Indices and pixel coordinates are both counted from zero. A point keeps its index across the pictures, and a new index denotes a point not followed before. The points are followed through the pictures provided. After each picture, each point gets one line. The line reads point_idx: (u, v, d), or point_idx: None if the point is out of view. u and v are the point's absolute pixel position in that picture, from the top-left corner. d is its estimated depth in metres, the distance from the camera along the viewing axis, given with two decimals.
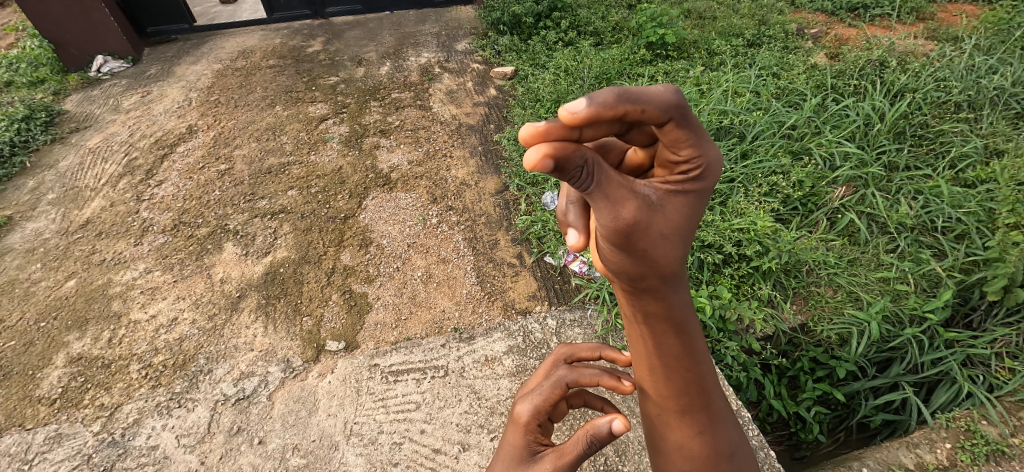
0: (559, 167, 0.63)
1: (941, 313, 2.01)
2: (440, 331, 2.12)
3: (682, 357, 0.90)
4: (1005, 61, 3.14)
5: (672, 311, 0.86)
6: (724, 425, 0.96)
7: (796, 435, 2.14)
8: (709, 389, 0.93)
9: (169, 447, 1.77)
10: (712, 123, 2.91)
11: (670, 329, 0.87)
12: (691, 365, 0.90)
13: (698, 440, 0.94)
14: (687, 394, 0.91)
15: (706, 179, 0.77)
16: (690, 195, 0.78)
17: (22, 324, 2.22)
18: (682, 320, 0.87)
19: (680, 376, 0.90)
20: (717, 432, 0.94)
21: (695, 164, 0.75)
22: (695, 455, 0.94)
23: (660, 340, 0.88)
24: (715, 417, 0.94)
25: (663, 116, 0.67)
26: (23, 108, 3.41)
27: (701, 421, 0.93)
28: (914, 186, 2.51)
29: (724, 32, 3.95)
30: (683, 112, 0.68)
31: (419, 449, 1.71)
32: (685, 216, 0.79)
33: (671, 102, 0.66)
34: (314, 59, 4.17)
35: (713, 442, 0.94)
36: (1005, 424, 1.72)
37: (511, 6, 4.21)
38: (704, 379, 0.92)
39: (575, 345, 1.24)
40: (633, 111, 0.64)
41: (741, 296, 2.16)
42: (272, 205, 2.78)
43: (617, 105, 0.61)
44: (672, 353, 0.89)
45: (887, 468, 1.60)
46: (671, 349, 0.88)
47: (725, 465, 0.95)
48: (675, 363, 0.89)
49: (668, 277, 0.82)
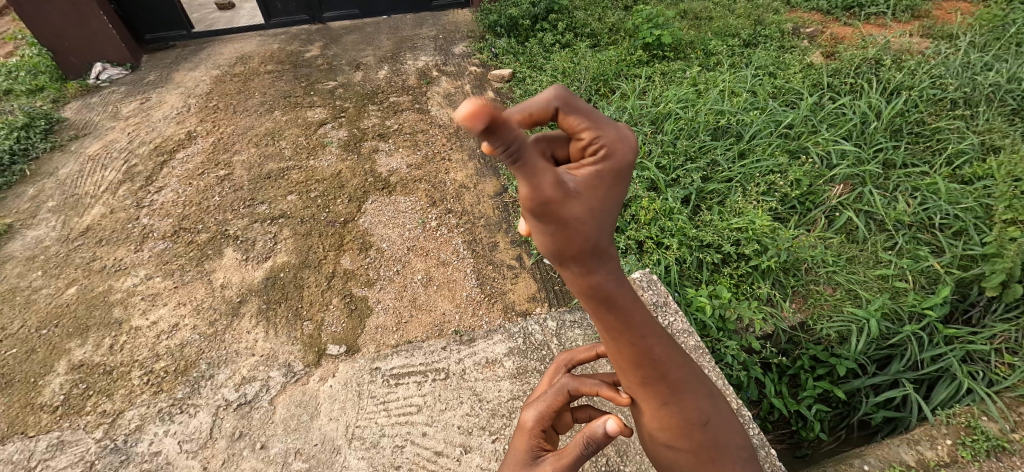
0: (485, 137, 0.58)
1: (939, 309, 2.02)
2: (440, 333, 2.13)
3: (627, 331, 0.85)
4: (1000, 58, 3.16)
5: (601, 290, 0.79)
6: (691, 395, 0.94)
7: (797, 434, 2.14)
8: (663, 360, 0.90)
9: (170, 453, 1.76)
10: (708, 124, 2.93)
11: (605, 307, 0.81)
12: (639, 340, 0.87)
13: (664, 411, 0.94)
14: (641, 368, 0.90)
15: (615, 159, 0.70)
16: (605, 176, 0.69)
17: (24, 332, 2.22)
18: (614, 297, 0.80)
19: (629, 352, 0.88)
20: (682, 402, 0.94)
21: (599, 142, 0.69)
22: (667, 425, 0.95)
23: (604, 320, 0.84)
24: (677, 388, 0.93)
25: (547, 108, 0.68)
26: (22, 116, 3.42)
27: (663, 395, 0.93)
28: (910, 183, 2.53)
29: (720, 33, 3.97)
30: (567, 100, 0.69)
31: (420, 452, 1.71)
32: (608, 196, 0.70)
33: (554, 93, 0.68)
34: (312, 64, 4.18)
35: (681, 412, 0.94)
36: (1006, 420, 1.72)
37: (508, 10, 4.24)
38: (656, 351, 0.89)
39: (576, 349, 1.27)
40: (525, 114, 0.66)
41: (741, 295, 2.17)
42: (272, 210, 2.78)
43: (514, 108, 0.63)
44: (615, 331, 0.85)
45: (888, 465, 1.61)
46: (613, 325, 0.84)
47: (699, 434, 0.95)
48: (621, 341, 0.86)
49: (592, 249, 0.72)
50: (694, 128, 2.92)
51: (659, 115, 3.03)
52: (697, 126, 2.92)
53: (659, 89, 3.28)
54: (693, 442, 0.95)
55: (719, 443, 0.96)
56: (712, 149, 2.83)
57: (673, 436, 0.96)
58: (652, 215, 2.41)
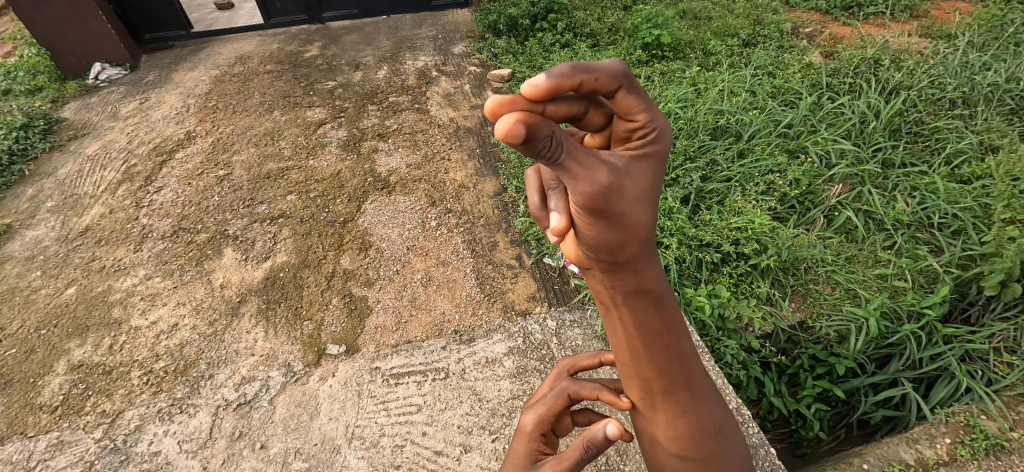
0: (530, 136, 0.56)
1: (938, 308, 2.02)
2: (440, 333, 2.13)
3: (663, 333, 0.86)
4: (998, 58, 3.17)
5: (650, 284, 0.82)
6: (707, 403, 0.95)
7: (796, 433, 2.15)
8: (689, 365, 0.91)
9: (170, 453, 1.76)
10: (708, 124, 2.93)
11: (652, 301, 0.83)
12: (673, 342, 0.87)
13: (679, 420, 0.92)
14: (669, 372, 0.89)
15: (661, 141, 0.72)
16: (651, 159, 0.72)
17: (23, 332, 2.22)
18: (661, 292, 0.84)
19: (663, 354, 0.87)
20: (698, 410, 0.93)
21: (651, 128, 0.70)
22: (677, 436, 0.94)
23: (643, 318, 0.84)
24: (698, 395, 0.93)
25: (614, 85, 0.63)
26: (21, 116, 3.41)
27: (684, 402, 0.92)
28: (909, 183, 2.54)
29: (718, 33, 3.98)
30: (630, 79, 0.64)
31: (420, 452, 1.71)
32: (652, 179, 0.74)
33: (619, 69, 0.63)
34: (311, 64, 4.18)
35: (696, 420, 0.93)
36: (1004, 419, 1.73)
37: (507, 9, 4.24)
38: (686, 355, 0.90)
39: (579, 355, 1.27)
40: (588, 81, 0.60)
41: (740, 295, 2.18)
42: (272, 210, 2.78)
43: (574, 74, 0.59)
44: (654, 330, 0.85)
45: (888, 464, 1.62)
46: (649, 324, 0.84)
47: (710, 443, 0.95)
48: (656, 342, 0.86)
49: (640, 241, 0.77)
50: (693, 128, 2.92)
51: None
52: (696, 125, 2.92)
53: (658, 89, 3.29)
54: (702, 452, 0.94)
55: (727, 454, 0.97)
56: (711, 149, 2.83)
57: (684, 446, 0.94)
58: None
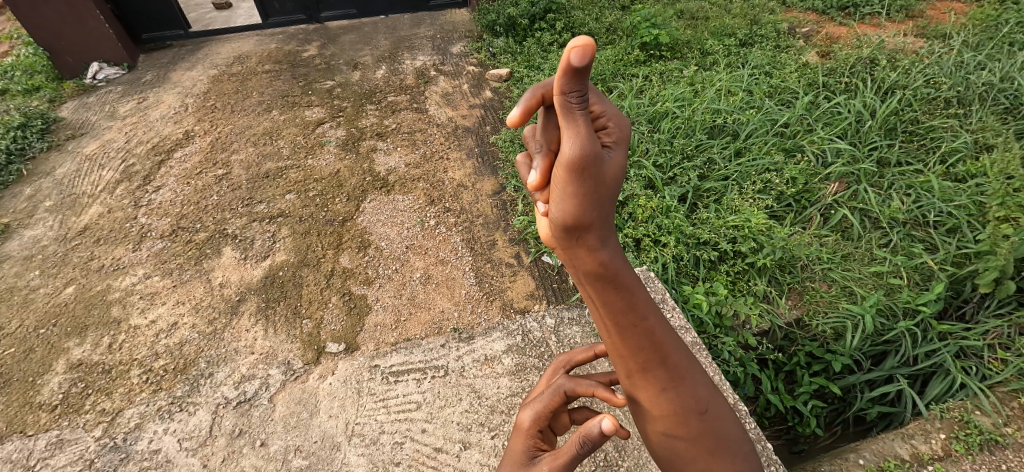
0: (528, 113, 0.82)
1: (934, 306, 2.03)
2: (440, 331, 2.14)
3: (628, 313, 0.93)
4: (992, 57, 3.19)
5: (603, 265, 0.90)
6: (689, 382, 0.97)
7: (793, 429, 2.18)
8: (661, 342, 0.95)
9: (170, 451, 1.77)
10: (705, 123, 2.94)
11: (610, 284, 0.91)
12: (639, 321, 0.93)
13: (661, 399, 0.96)
14: (642, 350, 0.94)
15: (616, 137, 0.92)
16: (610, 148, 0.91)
17: (21, 332, 2.22)
18: (618, 274, 0.92)
19: (630, 332, 0.93)
20: (681, 387, 0.96)
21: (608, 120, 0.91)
22: (666, 415, 0.96)
23: (607, 299, 0.93)
24: (677, 372, 0.96)
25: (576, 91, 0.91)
26: (19, 116, 3.41)
27: (662, 379, 0.95)
28: (905, 181, 2.56)
29: (715, 33, 4.00)
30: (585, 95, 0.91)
31: (419, 449, 1.71)
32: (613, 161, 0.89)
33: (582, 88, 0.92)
34: (310, 64, 4.19)
35: (680, 398, 0.96)
36: (998, 414, 1.75)
37: (506, 9, 4.25)
38: (656, 332, 0.95)
39: (574, 350, 1.28)
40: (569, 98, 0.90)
41: (737, 292, 2.21)
42: (270, 209, 2.79)
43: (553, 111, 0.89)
44: (618, 309, 0.92)
45: (883, 458, 1.64)
46: (616, 304, 0.92)
47: (696, 422, 0.95)
48: (623, 322, 0.93)
49: (599, 223, 0.89)
50: (690, 127, 2.95)
51: (656, 115, 3.05)
52: (693, 125, 2.95)
53: (656, 88, 3.30)
54: (694, 431, 0.95)
55: (719, 432, 0.97)
56: (709, 148, 2.86)
57: (673, 425, 0.96)
58: (650, 213, 2.43)
